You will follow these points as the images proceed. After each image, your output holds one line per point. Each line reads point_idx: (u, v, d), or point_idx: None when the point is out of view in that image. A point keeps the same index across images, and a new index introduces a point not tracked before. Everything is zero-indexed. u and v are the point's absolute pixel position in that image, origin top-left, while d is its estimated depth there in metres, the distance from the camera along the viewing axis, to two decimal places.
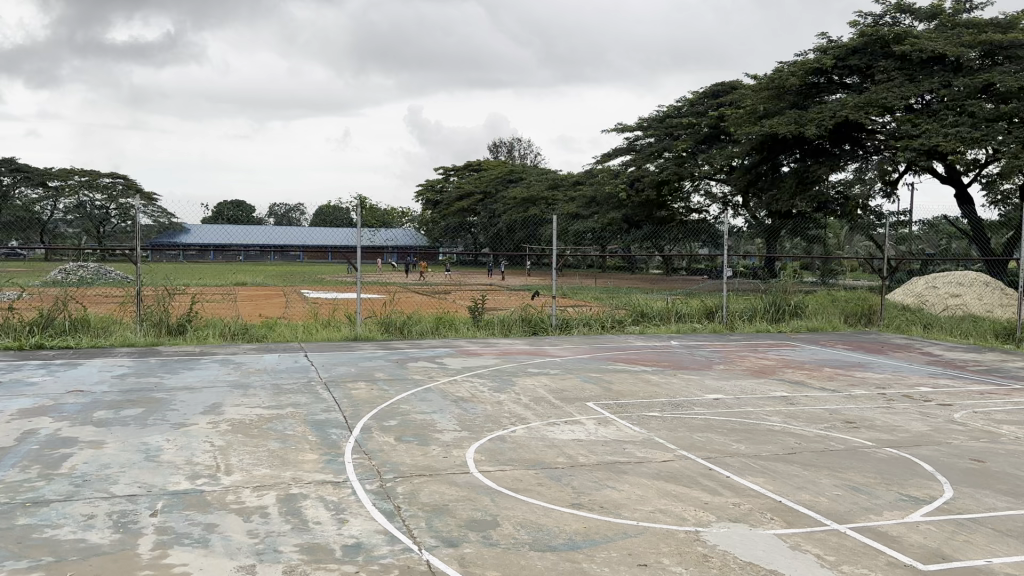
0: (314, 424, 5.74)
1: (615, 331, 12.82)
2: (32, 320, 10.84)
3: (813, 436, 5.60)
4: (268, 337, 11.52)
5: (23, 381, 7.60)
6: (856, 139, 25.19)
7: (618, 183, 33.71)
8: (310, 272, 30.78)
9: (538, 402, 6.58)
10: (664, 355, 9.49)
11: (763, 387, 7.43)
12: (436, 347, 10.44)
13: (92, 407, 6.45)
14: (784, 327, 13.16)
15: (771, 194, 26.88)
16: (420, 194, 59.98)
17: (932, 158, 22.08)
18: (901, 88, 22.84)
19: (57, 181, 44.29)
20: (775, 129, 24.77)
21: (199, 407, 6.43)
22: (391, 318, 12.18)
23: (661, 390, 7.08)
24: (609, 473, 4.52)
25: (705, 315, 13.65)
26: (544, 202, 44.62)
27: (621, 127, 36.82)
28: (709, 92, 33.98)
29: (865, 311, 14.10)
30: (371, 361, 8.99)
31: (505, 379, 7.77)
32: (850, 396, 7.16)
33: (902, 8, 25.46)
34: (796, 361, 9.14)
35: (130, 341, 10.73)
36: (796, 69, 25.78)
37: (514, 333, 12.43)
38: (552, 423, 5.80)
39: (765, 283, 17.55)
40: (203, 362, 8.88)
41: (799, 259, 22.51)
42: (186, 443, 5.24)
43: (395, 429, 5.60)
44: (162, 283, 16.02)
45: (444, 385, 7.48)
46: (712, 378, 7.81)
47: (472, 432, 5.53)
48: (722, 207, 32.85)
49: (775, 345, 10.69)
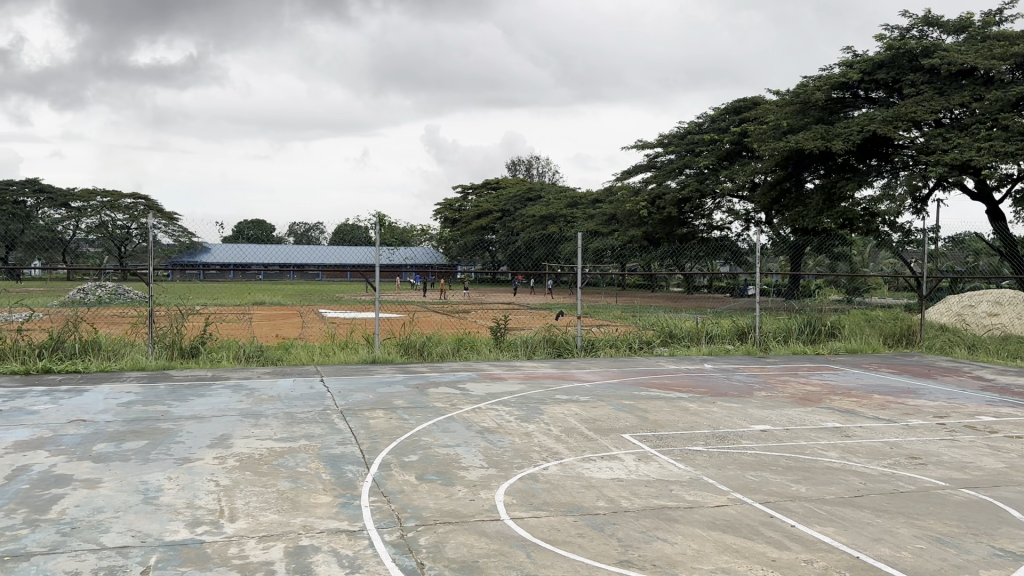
0: (328, 460, 5.28)
1: (643, 353, 12.29)
2: (43, 342, 10.52)
3: (878, 476, 5.08)
4: (283, 360, 11.11)
5: (24, 409, 7.20)
6: (884, 154, 24.63)
7: (638, 200, 33.19)
8: (329, 292, 30.42)
9: (570, 434, 6.08)
10: (699, 379, 8.93)
11: (811, 417, 6.88)
12: (458, 371, 9.98)
13: (93, 439, 6.01)
14: (822, 349, 12.60)
15: (796, 212, 26.20)
16: (439, 213, 59.73)
17: (964, 173, 21.43)
18: (931, 101, 22.28)
19: (78, 202, 44.55)
20: (801, 144, 24.17)
21: (205, 439, 5.98)
22: (409, 338, 11.74)
23: (702, 421, 6.55)
24: (659, 521, 4.01)
25: (737, 336, 13.06)
26: (563, 219, 44.19)
27: (641, 144, 36.41)
28: (731, 108, 33.52)
29: (905, 331, 13.51)
30: (389, 386, 8.52)
31: (533, 407, 7.28)
32: (908, 428, 6.60)
33: (929, 21, 24.91)
34: (841, 387, 8.58)
35: (142, 365, 10.36)
36: (821, 83, 25.23)
37: (539, 354, 11.95)
38: (588, 458, 5.30)
39: (797, 301, 16.94)
40: (215, 388, 8.47)
41: (825, 277, 21.41)
42: (189, 482, 4.80)
43: (417, 466, 5.12)
44: (178, 302, 15.63)
45: (469, 414, 6.99)
46: (756, 406, 7.26)
47: (501, 469, 5.04)
48: (745, 224, 32.28)
49: (814, 368, 10.15)
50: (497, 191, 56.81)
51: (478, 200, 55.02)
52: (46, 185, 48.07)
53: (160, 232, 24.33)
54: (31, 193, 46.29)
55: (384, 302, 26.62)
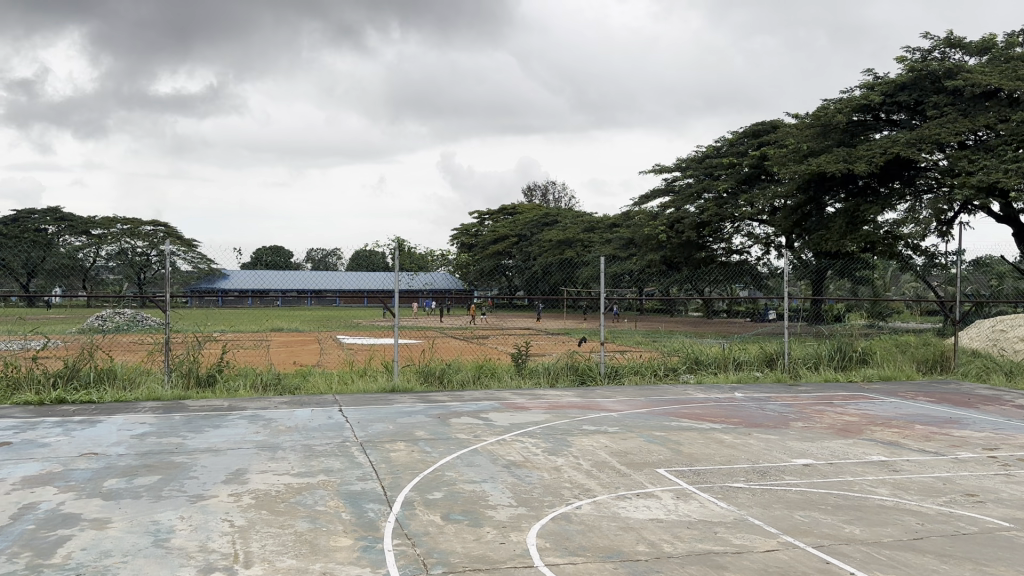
0: (347, 497, 5.01)
1: (669, 381, 11.95)
2: (58, 371, 10.36)
3: (936, 515, 4.75)
4: (300, 389, 10.85)
5: (35, 442, 6.97)
6: (906, 178, 24.25)
7: (656, 224, 32.83)
8: (346, 317, 30.20)
9: (602, 468, 5.77)
10: (731, 409, 8.58)
11: (854, 450, 6.55)
12: (479, 400, 9.68)
13: (104, 474, 5.77)
14: (854, 376, 12.22)
15: (819, 235, 25.70)
16: (455, 238, 59.66)
17: (991, 195, 21.02)
18: (955, 123, 21.92)
19: (99, 230, 44.91)
20: (822, 167, 23.82)
21: (221, 474, 5.73)
22: (429, 366, 11.47)
23: (740, 455, 6.21)
24: (706, 568, 3.71)
25: (765, 363, 12.71)
26: (581, 243, 43.97)
27: (659, 168, 36.20)
28: (750, 131, 33.28)
29: (938, 357, 13.09)
30: (410, 417, 8.24)
31: (560, 438, 6.98)
32: (959, 462, 6.24)
33: (951, 43, 24.62)
34: (881, 418, 8.20)
35: (157, 394, 10.15)
36: (842, 106, 24.92)
37: (562, 382, 11.64)
38: (623, 496, 4.99)
39: (825, 326, 16.51)
40: (231, 418, 8.22)
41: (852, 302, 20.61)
42: (202, 523, 4.54)
43: (443, 504, 4.84)
44: (194, 329, 15.42)
45: (494, 446, 6.69)
46: (794, 438, 6.93)
47: (532, 508, 4.74)
48: (765, 248, 31.87)
49: (850, 397, 9.76)
50: (514, 216, 56.71)
51: (495, 225, 54.96)
52: (68, 214, 48.56)
53: (179, 258, 24.27)
54: (52, 221, 46.70)
55: (401, 328, 26.35)
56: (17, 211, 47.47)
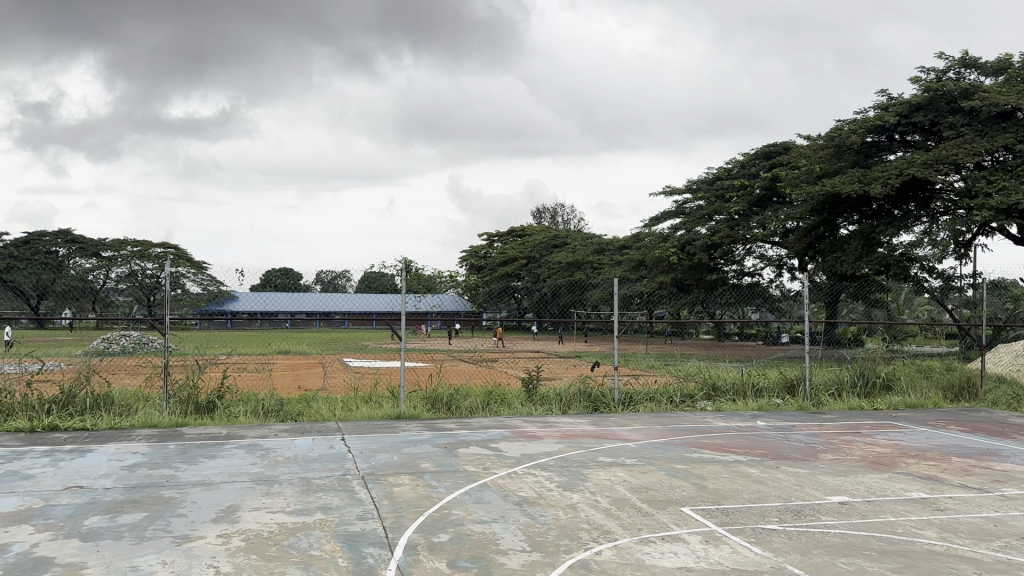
0: (345, 540, 4.59)
1: (686, 408, 11.46)
2: (53, 397, 9.98)
3: (992, 563, 4.31)
4: (303, 416, 10.43)
5: (19, 473, 6.60)
6: (922, 200, 23.75)
7: (668, 246, 32.35)
8: (354, 340, 29.82)
9: (621, 507, 5.33)
10: (755, 439, 8.12)
11: (892, 486, 6.09)
12: (489, 427, 9.23)
13: (86, 511, 5.36)
14: (879, 404, 11.74)
15: (833, 258, 25.14)
16: (463, 260, 59.53)
17: (1009, 217, 20.53)
18: (972, 143, 21.45)
19: (109, 252, 44.77)
20: (838, 188, 23.36)
21: (211, 512, 5.32)
22: (436, 392, 11.04)
23: (771, 491, 5.77)
24: None
25: (785, 389, 12.24)
26: (590, 266, 43.78)
27: (670, 190, 35.90)
28: (761, 153, 32.91)
29: (964, 384, 12.58)
30: (416, 447, 7.81)
31: (574, 471, 6.56)
32: (1006, 500, 5.77)
33: (967, 64, 24.27)
34: (914, 449, 7.73)
35: (154, 422, 9.77)
36: (856, 127, 24.52)
37: (574, 409, 11.19)
38: (648, 539, 4.55)
39: (845, 350, 16.05)
40: (228, 448, 7.82)
41: (856, 323, 18.94)
42: (183, 569, 4.13)
43: (449, 549, 4.42)
44: (194, 352, 15.06)
45: (504, 479, 6.27)
46: (826, 473, 6.47)
47: (547, 554, 4.31)
48: (778, 270, 31.37)
49: (877, 426, 9.29)
50: (523, 238, 56.55)
51: (504, 247, 54.81)
52: (78, 235, 48.63)
53: (188, 279, 23.99)
54: (62, 244, 46.72)
55: (410, 351, 25.96)
56: (28, 233, 47.40)
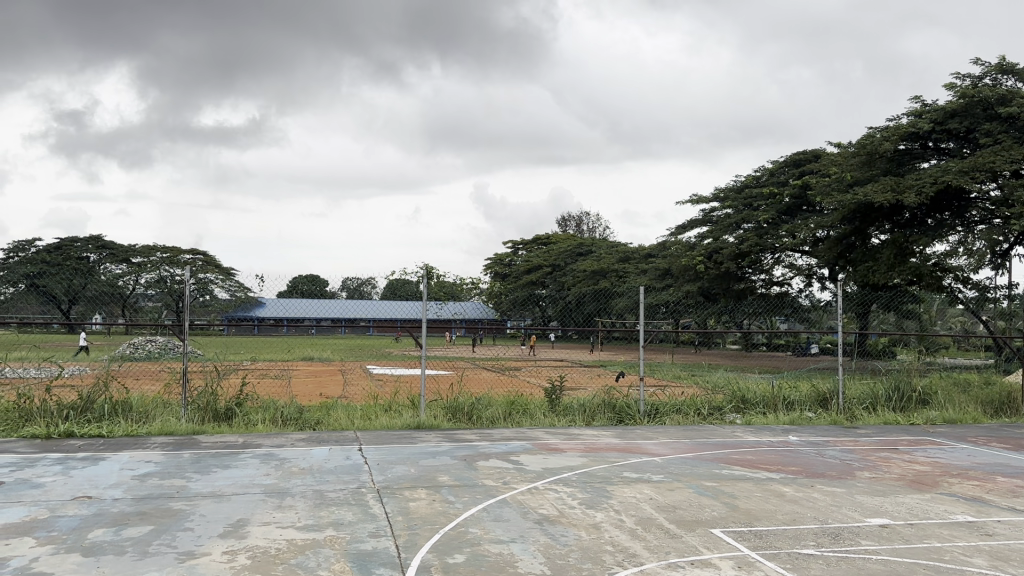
0: (355, 559, 4.37)
1: (714, 420, 11.13)
2: (71, 402, 9.87)
3: None
4: (321, 425, 10.23)
5: (30, 481, 6.47)
6: (956, 209, 23.14)
7: (694, 255, 31.87)
8: (378, 348, 29.69)
9: (648, 527, 5.04)
10: (788, 455, 7.78)
11: (936, 508, 5.74)
12: (510, 439, 8.98)
13: (92, 523, 5.19)
14: (915, 419, 11.31)
15: (865, 267, 24.52)
16: (488, 268, 59.33)
17: None
18: (1008, 151, 20.86)
19: (139, 259, 45.10)
20: (869, 197, 22.78)
21: (219, 526, 5.11)
22: (457, 401, 10.81)
23: (806, 512, 5.46)
24: None
25: (818, 403, 11.85)
26: (616, 274, 43.36)
27: (697, 198, 35.44)
28: (791, 161, 32.39)
29: (1005, 399, 12.09)
30: (434, 458, 7.59)
31: (598, 487, 6.28)
32: None
33: (1004, 70, 23.68)
34: (956, 468, 7.35)
35: (170, 429, 9.61)
36: (889, 134, 23.96)
37: (598, 421, 10.90)
38: (676, 564, 4.28)
39: (879, 363, 15.59)
40: (243, 457, 7.64)
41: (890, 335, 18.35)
42: None
43: (463, 571, 4.17)
44: (215, 356, 14.98)
45: (524, 495, 6.02)
46: (864, 492, 6.14)
47: None
48: (807, 279, 30.76)
49: (915, 443, 8.90)
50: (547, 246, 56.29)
51: (529, 255, 54.60)
52: (110, 242, 49.17)
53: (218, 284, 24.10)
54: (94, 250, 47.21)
55: (432, 358, 25.85)
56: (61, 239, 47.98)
